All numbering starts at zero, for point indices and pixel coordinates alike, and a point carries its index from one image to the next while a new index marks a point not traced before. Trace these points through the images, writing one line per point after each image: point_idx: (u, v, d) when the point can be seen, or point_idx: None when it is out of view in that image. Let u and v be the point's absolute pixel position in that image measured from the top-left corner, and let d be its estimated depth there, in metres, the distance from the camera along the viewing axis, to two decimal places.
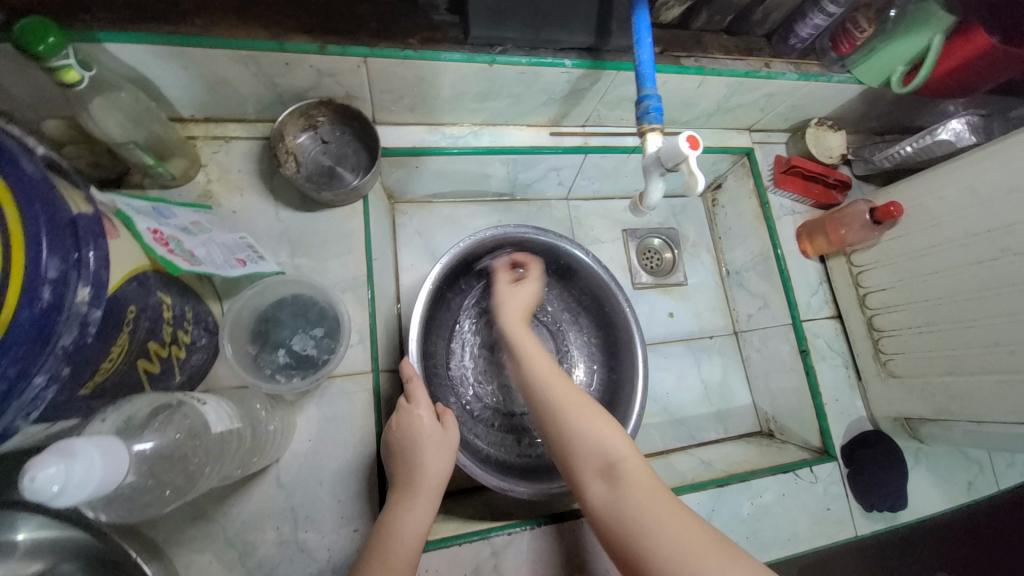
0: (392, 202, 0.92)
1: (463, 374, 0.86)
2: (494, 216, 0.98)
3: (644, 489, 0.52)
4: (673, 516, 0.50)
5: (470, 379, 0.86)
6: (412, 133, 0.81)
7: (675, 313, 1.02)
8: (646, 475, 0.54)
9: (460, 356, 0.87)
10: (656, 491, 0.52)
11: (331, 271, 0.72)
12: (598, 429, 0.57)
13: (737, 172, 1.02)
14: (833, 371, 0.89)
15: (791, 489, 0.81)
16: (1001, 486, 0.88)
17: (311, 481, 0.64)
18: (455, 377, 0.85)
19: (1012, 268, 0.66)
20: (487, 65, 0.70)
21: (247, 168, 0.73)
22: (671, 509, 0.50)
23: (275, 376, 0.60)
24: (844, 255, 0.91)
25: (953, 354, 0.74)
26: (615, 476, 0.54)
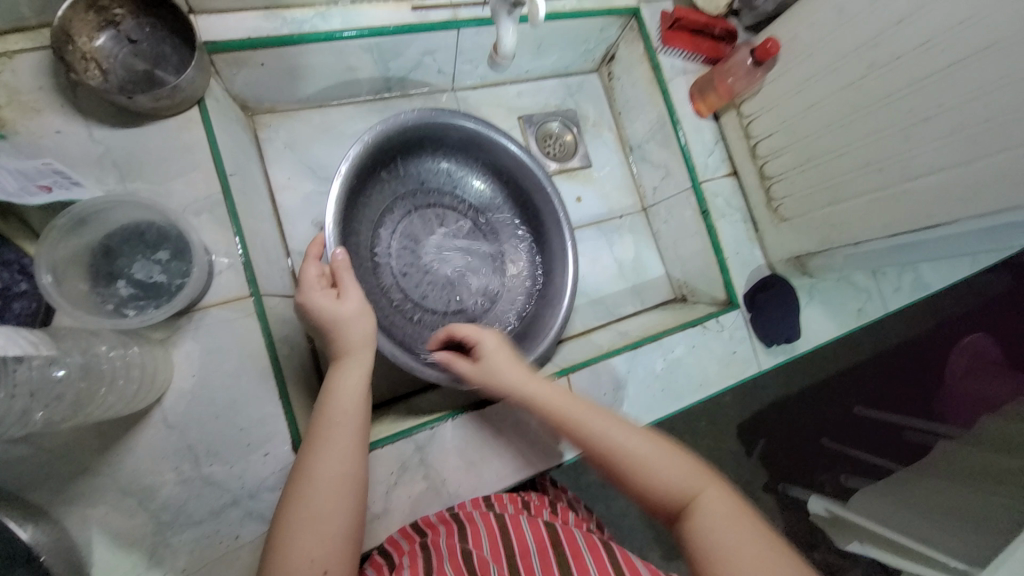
0: (250, 114, 0.81)
1: (390, 263, 0.83)
2: (374, 118, 0.89)
3: (719, 519, 0.49)
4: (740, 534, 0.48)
5: (396, 270, 0.84)
6: (243, 20, 0.69)
7: (583, 198, 1.01)
8: (716, 499, 0.51)
9: (386, 243, 0.84)
10: (672, 467, 0.53)
11: (176, 192, 0.63)
12: (628, 437, 0.55)
13: (627, 37, 0.96)
14: (732, 227, 0.92)
15: (700, 341, 0.86)
16: (888, 309, 0.97)
17: (204, 416, 0.60)
18: (379, 263, 0.82)
19: (874, 84, 0.67)
20: None
21: (36, 82, 0.60)
22: (690, 476, 0.53)
23: (122, 309, 0.55)
24: (734, 108, 0.91)
25: (831, 185, 0.77)
26: (643, 476, 0.53)
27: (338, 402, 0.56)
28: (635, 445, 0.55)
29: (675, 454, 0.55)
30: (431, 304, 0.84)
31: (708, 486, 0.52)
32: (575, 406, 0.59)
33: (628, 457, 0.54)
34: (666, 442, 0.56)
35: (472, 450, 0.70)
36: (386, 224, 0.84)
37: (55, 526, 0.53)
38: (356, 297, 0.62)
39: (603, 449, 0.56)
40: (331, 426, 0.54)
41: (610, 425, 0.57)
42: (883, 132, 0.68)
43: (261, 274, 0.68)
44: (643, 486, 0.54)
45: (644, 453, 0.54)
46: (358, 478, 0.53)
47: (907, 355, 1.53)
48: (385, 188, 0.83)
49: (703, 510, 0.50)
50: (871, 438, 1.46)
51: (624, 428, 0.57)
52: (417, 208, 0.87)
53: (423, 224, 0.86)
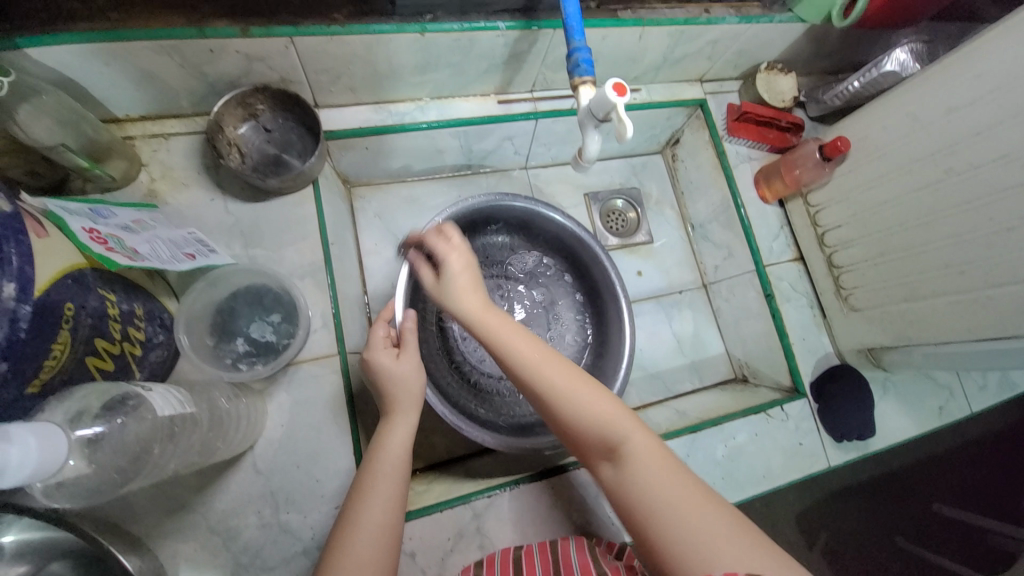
0: (349, 187, 0.92)
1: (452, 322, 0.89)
2: (453, 192, 0.98)
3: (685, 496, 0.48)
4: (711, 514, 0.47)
5: (457, 329, 0.89)
6: (356, 113, 0.80)
7: (643, 272, 1.04)
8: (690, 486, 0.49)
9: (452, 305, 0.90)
10: (657, 469, 0.50)
11: (287, 258, 0.72)
12: (627, 427, 0.53)
13: (693, 125, 1.01)
14: (798, 312, 0.91)
15: (763, 428, 0.83)
16: (972, 409, 0.91)
17: (288, 464, 0.65)
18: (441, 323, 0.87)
19: (954, 189, 0.67)
20: (419, 35, 0.69)
21: (189, 162, 0.72)
22: (675, 479, 0.50)
23: (237, 364, 0.62)
24: (801, 196, 0.92)
25: (907, 281, 0.76)
26: (631, 481, 0.50)
27: (384, 457, 0.59)
28: (627, 436, 0.52)
29: (668, 456, 0.52)
30: (486, 365, 0.88)
31: (695, 491, 0.49)
32: (562, 377, 0.55)
33: (623, 451, 0.52)
34: (658, 441, 0.53)
35: (527, 523, 0.71)
36: None
37: (152, 558, 0.59)
38: (413, 360, 0.67)
39: (601, 439, 0.53)
40: (376, 481, 0.57)
41: (596, 404, 0.54)
42: (964, 236, 0.67)
43: (347, 333, 0.75)
44: (631, 493, 0.50)
45: (638, 458, 0.51)
46: (394, 537, 0.54)
47: (1000, 450, 1.38)
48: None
49: (684, 510, 0.47)
50: (954, 541, 1.32)
51: (608, 405, 0.54)
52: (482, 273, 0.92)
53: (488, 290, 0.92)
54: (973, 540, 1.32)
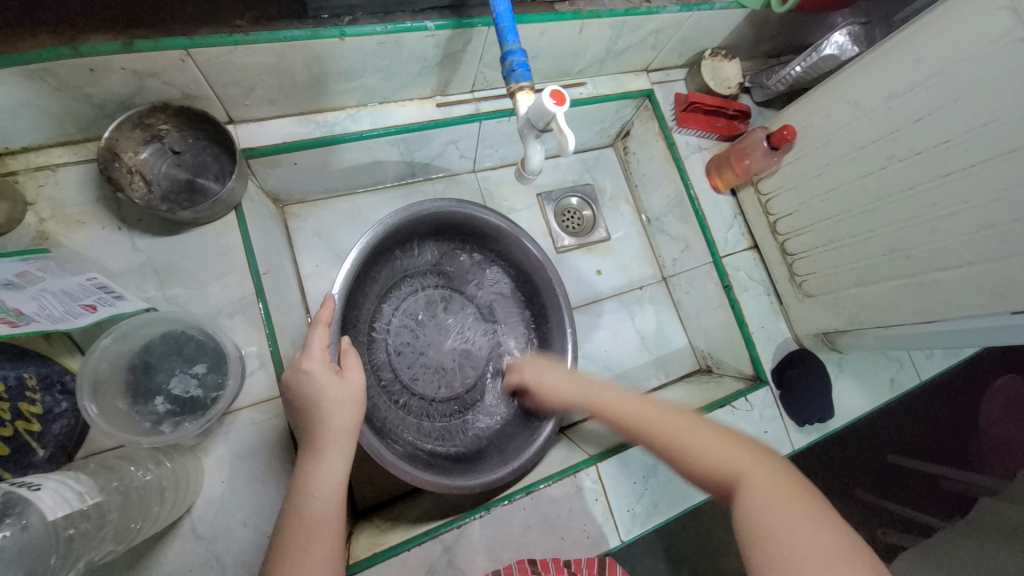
0: (282, 206, 0.84)
1: (386, 337, 0.84)
2: (398, 202, 0.92)
3: (780, 504, 0.49)
4: (799, 514, 0.48)
5: (390, 345, 0.84)
6: (279, 127, 0.73)
7: (603, 270, 1.02)
8: (781, 487, 0.51)
9: (386, 319, 0.85)
10: (778, 494, 0.50)
11: (212, 296, 0.65)
12: (739, 453, 0.55)
13: (642, 116, 0.99)
14: (756, 301, 0.91)
15: (730, 421, 0.83)
16: (921, 378, 0.95)
17: (232, 524, 0.59)
18: (374, 339, 0.83)
19: (897, 175, 0.68)
20: (338, 39, 0.62)
21: (84, 197, 0.63)
22: (790, 502, 0.49)
23: (160, 426, 0.56)
24: (751, 185, 0.92)
25: (857, 267, 0.77)
26: (749, 511, 0.50)
27: (317, 507, 0.53)
28: (741, 472, 0.53)
29: (789, 479, 0.52)
30: (419, 388, 0.84)
31: (816, 507, 0.49)
32: (683, 424, 0.59)
33: (737, 488, 0.52)
34: (781, 474, 0.52)
35: (501, 550, 0.68)
36: (390, 300, 0.86)
37: None
38: (353, 382, 0.60)
39: (715, 482, 0.55)
40: (308, 534, 0.51)
41: (714, 439, 0.57)
42: (909, 221, 0.68)
43: None
44: (749, 524, 0.49)
45: (736, 461, 0.54)
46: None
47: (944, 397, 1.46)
48: (395, 266, 0.86)
49: (801, 523, 0.47)
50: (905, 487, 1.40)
51: (727, 443, 0.56)
52: (424, 289, 0.89)
53: (426, 308, 0.88)
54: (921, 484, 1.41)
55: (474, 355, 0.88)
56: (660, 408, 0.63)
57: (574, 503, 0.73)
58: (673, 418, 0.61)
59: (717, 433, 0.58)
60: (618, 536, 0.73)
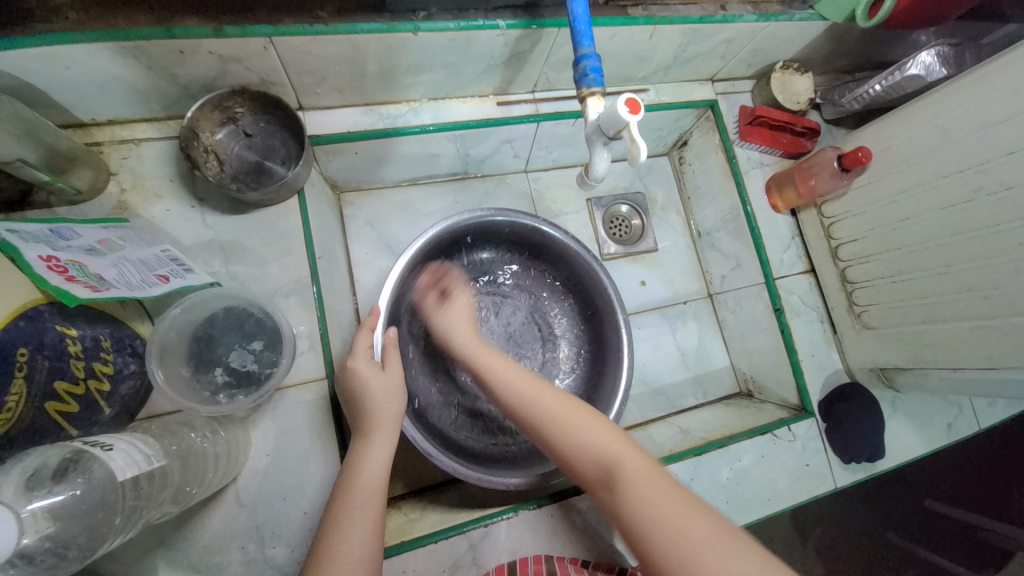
0: (338, 193, 0.86)
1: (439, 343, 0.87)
2: (449, 197, 0.93)
3: (654, 490, 0.49)
4: (681, 504, 0.48)
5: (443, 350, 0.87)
6: (345, 116, 0.75)
7: (647, 281, 1.00)
8: (650, 475, 0.50)
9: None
10: (656, 486, 0.49)
11: (271, 276, 0.68)
12: (620, 446, 0.53)
13: (703, 127, 0.96)
14: (808, 327, 0.88)
15: (770, 450, 0.80)
16: (981, 426, 0.88)
17: (273, 496, 0.62)
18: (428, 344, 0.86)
19: (983, 209, 0.63)
20: (411, 34, 0.63)
21: (162, 171, 0.67)
22: (674, 484, 0.49)
23: (217, 397, 0.58)
24: (815, 207, 0.88)
25: (926, 302, 0.72)
26: (629, 503, 0.49)
27: (362, 481, 0.55)
28: (622, 460, 0.52)
29: (661, 472, 0.51)
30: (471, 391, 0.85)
31: (695, 506, 0.48)
32: (543, 399, 0.59)
33: (615, 473, 0.51)
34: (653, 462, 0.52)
35: (526, 553, 0.68)
36: None
37: None
38: (396, 373, 0.65)
39: (597, 471, 0.53)
40: (352, 504, 0.54)
41: (587, 426, 0.56)
42: (993, 259, 0.63)
43: (337, 355, 0.71)
44: (636, 518, 0.48)
45: (609, 453, 0.53)
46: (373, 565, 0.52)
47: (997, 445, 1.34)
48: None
49: (681, 522, 0.46)
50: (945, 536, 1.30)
51: (603, 430, 0.56)
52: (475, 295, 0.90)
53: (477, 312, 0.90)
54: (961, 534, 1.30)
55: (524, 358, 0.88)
56: (545, 385, 0.62)
57: (602, 514, 0.72)
58: (534, 390, 0.61)
59: (578, 409, 0.58)
60: None
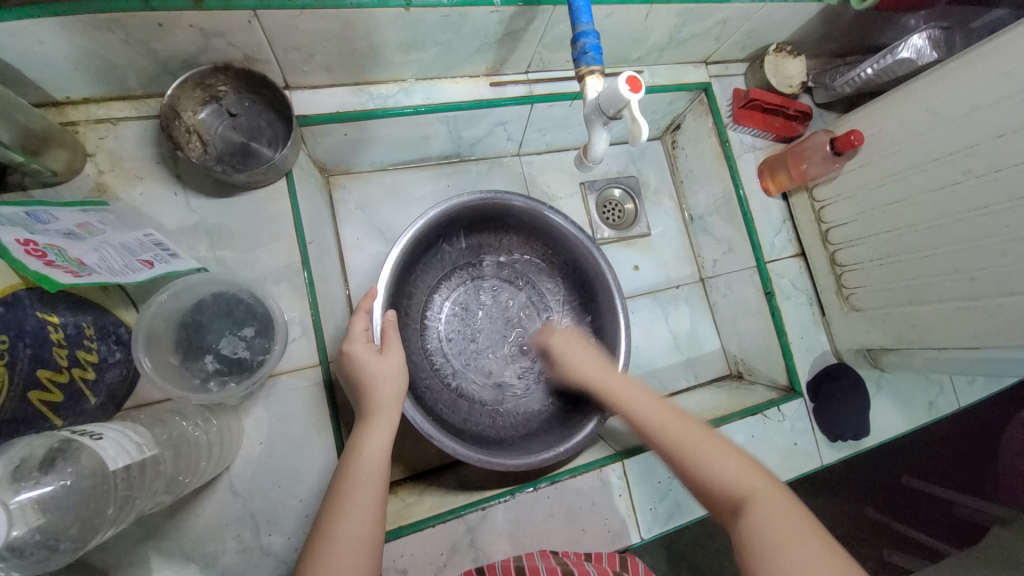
0: (327, 176, 0.84)
1: (438, 325, 0.87)
2: (441, 180, 0.91)
3: (786, 520, 0.48)
4: (809, 538, 0.47)
5: (442, 331, 0.87)
6: (333, 96, 0.72)
7: (640, 266, 1.00)
8: (785, 504, 0.50)
9: (437, 308, 0.88)
10: (790, 521, 0.48)
11: (260, 262, 0.66)
12: (750, 477, 0.52)
13: (696, 110, 0.96)
14: (798, 310, 0.89)
15: (760, 430, 0.82)
16: (961, 404, 0.91)
17: (268, 484, 0.61)
18: (427, 326, 0.86)
19: (972, 192, 0.64)
20: (403, 9, 0.60)
21: (142, 152, 0.64)
22: (792, 517, 0.49)
23: (208, 385, 0.57)
24: (806, 191, 0.89)
25: (912, 284, 0.74)
26: (752, 524, 0.49)
27: (362, 467, 0.56)
28: (756, 491, 0.51)
29: (798, 506, 0.50)
30: (470, 372, 0.86)
31: (823, 539, 0.47)
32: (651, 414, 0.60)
33: (748, 502, 0.51)
34: (786, 494, 0.51)
35: (523, 535, 0.69)
36: (442, 290, 0.88)
37: None
38: (395, 358, 0.63)
39: (724, 494, 0.52)
40: (353, 490, 0.54)
41: (707, 448, 0.55)
42: (979, 241, 0.65)
43: (329, 341, 0.70)
44: (749, 542, 0.48)
45: (728, 472, 0.53)
46: (373, 548, 0.53)
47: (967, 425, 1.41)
48: (446, 257, 0.88)
49: (799, 547, 0.46)
50: (922, 511, 1.37)
51: (723, 452, 0.55)
52: (473, 278, 0.90)
53: (476, 295, 0.90)
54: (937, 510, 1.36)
55: (522, 341, 0.89)
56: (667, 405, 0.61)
57: (598, 495, 0.73)
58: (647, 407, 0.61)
59: (703, 430, 0.57)
60: (638, 533, 0.73)
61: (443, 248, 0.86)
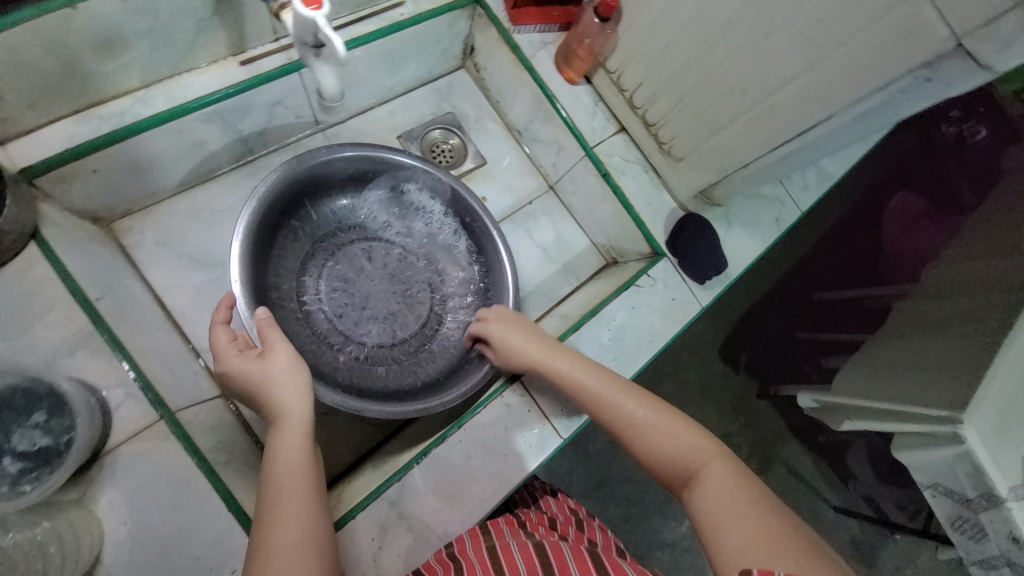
0: (106, 224, 0.74)
1: (320, 305, 0.81)
2: (245, 185, 0.84)
3: (727, 493, 0.49)
4: (752, 509, 0.47)
5: (328, 310, 0.81)
6: (55, 132, 0.63)
7: (488, 196, 0.99)
8: (728, 478, 0.50)
9: (312, 289, 0.81)
10: (725, 484, 0.50)
11: (41, 339, 0.58)
12: (709, 458, 0.53)
13: (478, 25, 0.93)
14: (635, 181, 0.92)
15: (637, 299, 0.86)
16: (802, 209, 1.00)
17: (153, 556, 0.56)
18: (309, 312, 0.80)
19: (712, 12, 0.68)
20: (71, 9, 0.54)
21: None
22: (740, 489, 0.49)
23: (20, 486, 0.52)
24: (601, 67, 0.90)
25: (708, 116, 0.78)
26: (702, 500, 0.50)
27: (285, 467, 0.56)
28: (707, 466, 0.52)
29: (747, 476, 0.51)
30: (373, 339, 0.82)
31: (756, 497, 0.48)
32: (607, 387, 0.62)
33: (696, 471, 0.53)
34: (740, 469, 0.52)
35: (449, 485, 0.69)
36: (311, 270, 0.81)
37: None
38: (277, 352, 0.62)
39: (674, 466, 0.54)
40: (282, 491, 0.54)
41: (641, 407, 0.58)
42: (736, 54, 0.69)
43: (169, 390, 0.63)
44: (707, 512, 0.48)
45: (683, 448, 0.54)
46: (319, 537, 0.53)
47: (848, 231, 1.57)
48: (302, 235, 0.81)
49: (752, 523, 0.45)
50: (839, 314, 1.51)
51: (679, 428, 0.56)
52: (341, 248, 0.84)
53: (351, 263, 0.84)
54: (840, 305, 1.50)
55: (416, 292, 0.86)
56: (638, 389, 0.61)
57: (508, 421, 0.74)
58: (640, 403, 0.59)
59: (681, 421, 0.57)
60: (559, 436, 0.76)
61: (295, 226, 0.80)
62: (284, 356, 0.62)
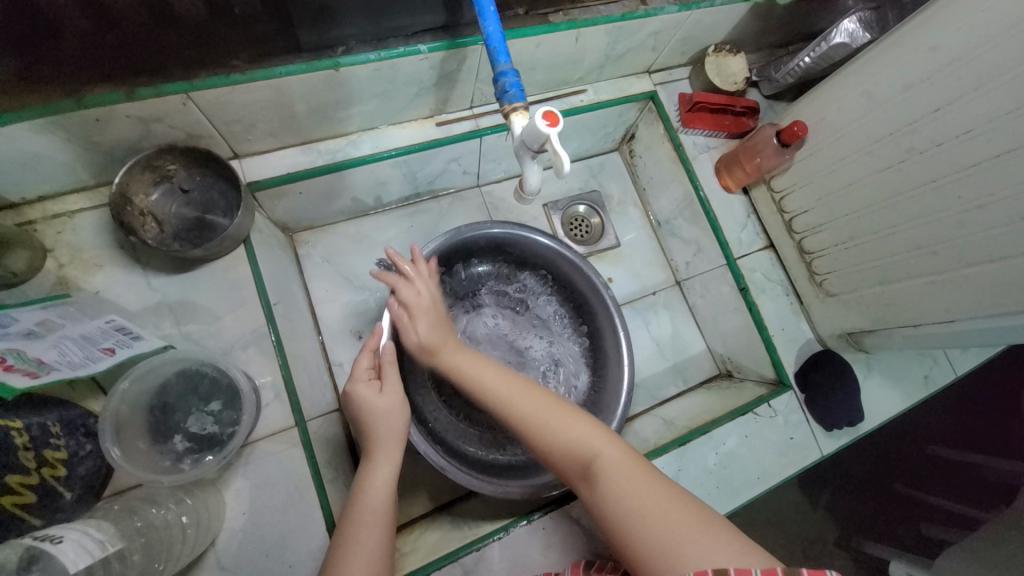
0: (290, 233, 0.86)
1: None
2: (404, 222, 0.93)
3: (630, 481, 0.50)
4: (664, 495, 0.49)
5: None
6: (283, 158, 0.74)
7: (614, 278, 1.00)
8: (625, 466, 0.52)
9: None
10: (641, 481, 0.50)
11: (226, 330, 0.67)
12: (593, 441, 0.54)
13: (646, 118, 0.97)
14: (774, 303, 0.88)
15: (752, 428, 0.81)
16: (958, 373, 0.89)
17: (255, 554, 0.59)
18: (431, 359, 0.85)
19: (914, 169, 0.65)
20: (333, 70, 0.62)
21: (98, 240, 0.64)
22: (658, 490, 0.49)
23: (179, 463, 0.59)
24: (764, 183, 0.89)
25: (880, 264, 0.74)
26: (606, 494, 0.51)
27: (369, 503, 0.57)
28: (600, 454, 0.53)
29: (638, 463, 0.53)
30: (477, 401, 0.84)
31: (676, 494, 0.49)
32: (542, 408, 0.58)
33: (597, 467, 0.52)
34: (631, 454, 0.53)
35: (522, 569, 0.67)
36: (445, 321, 0.88)
37: None
38: (395, 391, 0.64)
39: (573, 458, 0.54)
40: (358, 525, 0.55)
41: (568, 424, 0.56)
42: (935, 216, 0.64)
43: (305, 400, 0.69)
44: (614, 510, 0.49)
45: (629, 483, 0.50)
46: None
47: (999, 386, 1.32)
48: (445, 290, 0.87)
49: (673, 521, 0.46)
50: (957, 483, 1.30)
51: (581, 425, 0.56)
52: (474, 308, 0.90)
53: (479, 324, 0.89)
54: (970, 475, 1.30)
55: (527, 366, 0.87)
56: (531, 386, 0.60)
57: (594, 520, 0.72)
58: (576, 426, 0.56)
59: (563, 411, 0.57)
60: None
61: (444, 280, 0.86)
62: (396, 404, 0.63)
